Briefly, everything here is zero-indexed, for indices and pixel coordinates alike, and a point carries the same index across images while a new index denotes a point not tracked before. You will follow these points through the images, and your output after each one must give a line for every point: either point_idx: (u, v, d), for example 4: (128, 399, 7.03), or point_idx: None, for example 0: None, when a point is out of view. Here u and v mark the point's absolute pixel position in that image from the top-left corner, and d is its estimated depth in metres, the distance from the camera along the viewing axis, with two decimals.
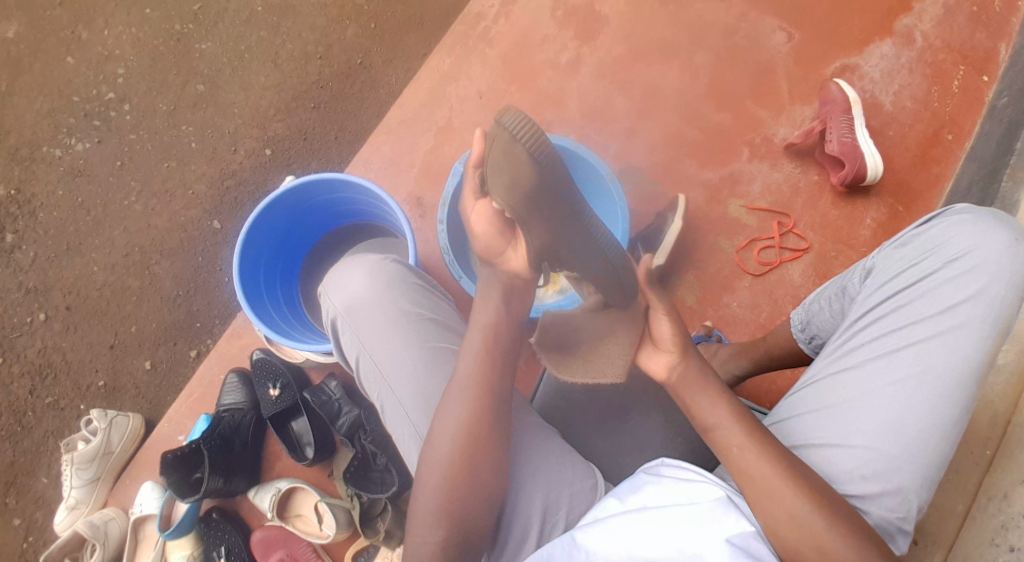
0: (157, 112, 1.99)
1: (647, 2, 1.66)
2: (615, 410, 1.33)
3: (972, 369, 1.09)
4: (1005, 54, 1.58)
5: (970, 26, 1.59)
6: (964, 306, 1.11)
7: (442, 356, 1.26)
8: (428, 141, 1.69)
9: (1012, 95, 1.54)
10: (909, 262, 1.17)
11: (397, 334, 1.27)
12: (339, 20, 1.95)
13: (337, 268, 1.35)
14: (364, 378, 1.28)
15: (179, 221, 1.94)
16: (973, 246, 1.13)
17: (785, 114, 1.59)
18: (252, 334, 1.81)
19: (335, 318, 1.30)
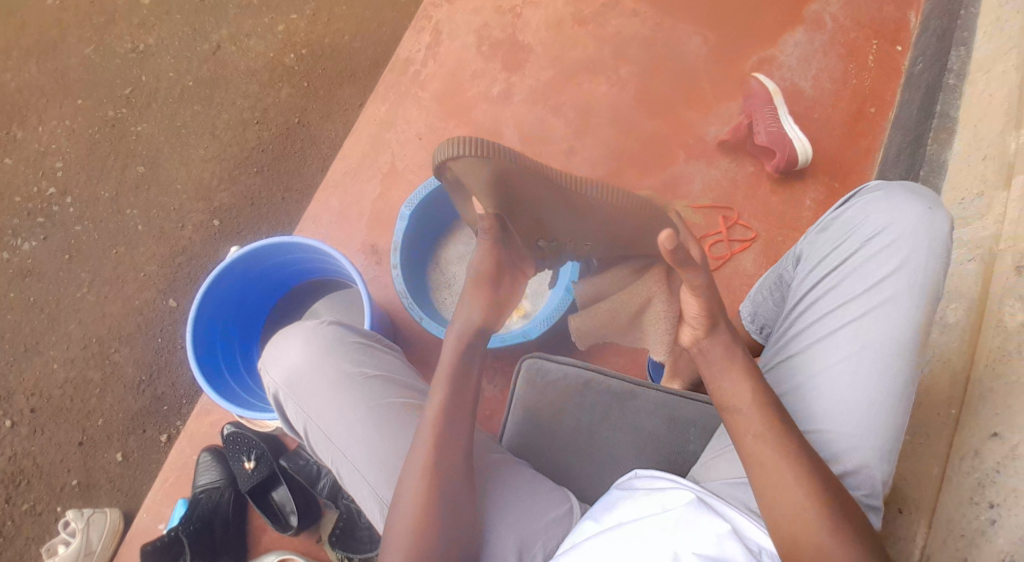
0: (100, 199, 1.98)
1: (566, 26, 1.71)
2: (585, 428, 1.34)
3: (907, 339, 1.15)
4: (914, 23, 1.65)
5: (876, 2, 1.67)
6: (889, 281, 1.17)
7: (388, 409, 1.30)
8: (375, 189, 1.71)
9: (925, 61, 1.59)
10: (834, 244, 1.24)
11: (339, 398, 1.31)
12: (272, 84, 1.97)
13: (275, 342, 1.40)
14: (316, 444, 1.32)
15: (134, 304, 1.92)
16: (887, 223, 1.20)
17: (713, 112, 1.64)
18: (220, 410, 1.78)
19: (278, 392, 1.35)
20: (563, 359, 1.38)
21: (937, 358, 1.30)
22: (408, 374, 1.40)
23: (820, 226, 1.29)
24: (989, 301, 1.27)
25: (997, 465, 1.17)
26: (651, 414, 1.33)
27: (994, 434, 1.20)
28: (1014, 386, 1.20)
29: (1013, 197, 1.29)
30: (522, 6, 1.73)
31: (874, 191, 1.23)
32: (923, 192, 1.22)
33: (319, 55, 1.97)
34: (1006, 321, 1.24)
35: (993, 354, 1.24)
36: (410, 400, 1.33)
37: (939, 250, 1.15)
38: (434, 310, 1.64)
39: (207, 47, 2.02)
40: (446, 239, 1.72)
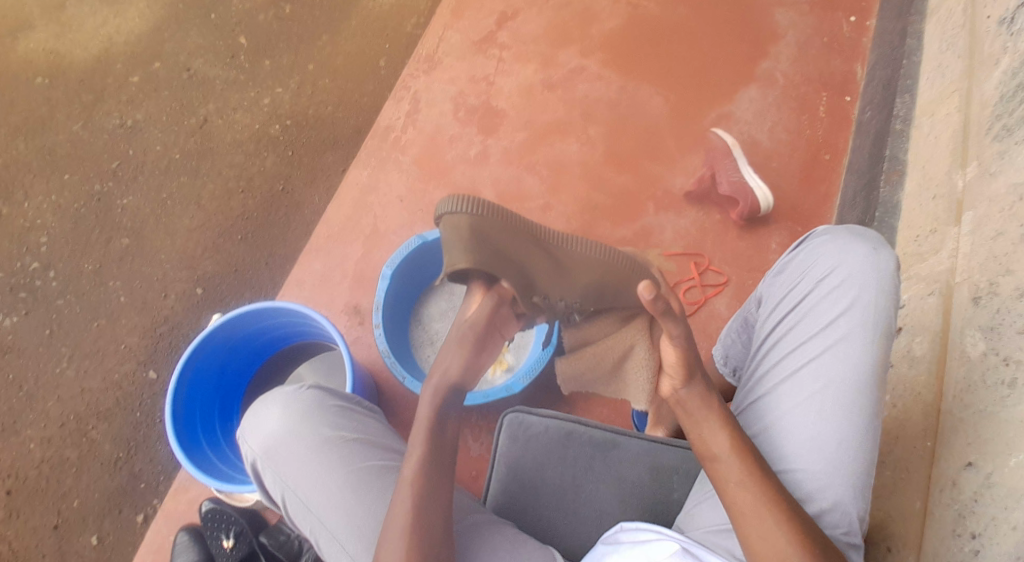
0: (83, 272, 2.00)
1: (537, 91, 1.81)
2: (568, 482, 1.35)
3: (865, 375, 1.20)
4: (860, 74, 1.79)
5: (822, 55, 1.81)
6: (842, 319, 1.22)
7: (366, 474, 1.30)
8: (357, 250, 1.76)
9: (873, 108, 1.71)
10: (790, 286, 1.30)
11: (316, 463, 1.31)
12: (257, 153, 2.04)
13: (254, 407, 1.41)
14: (295, 512, 1.32)
15: (113, 378, 1.91)
16: (835, 263, 1.25)
17: (679, 166, 1.73)
18: (200, 487, 1.76)
19: (255, 461, 1.35)
20: (545, 414, 1.39)
21: (909, 392, 1.34)
22: (387, 435, 1.41)
23: (777, 269, 1.34)
24: (949, 317, 1.32)
25: (975, 494, 1.18)
26: (634, 466, 1.35)
27: (970, 463, 1.20)
28: (982, 415, 1.21)
29: (963, 231, 1.35)
30: (495, 74, 1.84)
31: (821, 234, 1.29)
32: (867, 232, 1.28)
33: (303, 124, 2.05)
34: (969, 350, 1.26)
35: (958, 385, 1.26)
36: (388, 461, 1.34)
37: (885, 287, 1.20)
38: (416, 366, 1.67)
39: (193, 121, 2.10)
40: (433, 293, 1.76)
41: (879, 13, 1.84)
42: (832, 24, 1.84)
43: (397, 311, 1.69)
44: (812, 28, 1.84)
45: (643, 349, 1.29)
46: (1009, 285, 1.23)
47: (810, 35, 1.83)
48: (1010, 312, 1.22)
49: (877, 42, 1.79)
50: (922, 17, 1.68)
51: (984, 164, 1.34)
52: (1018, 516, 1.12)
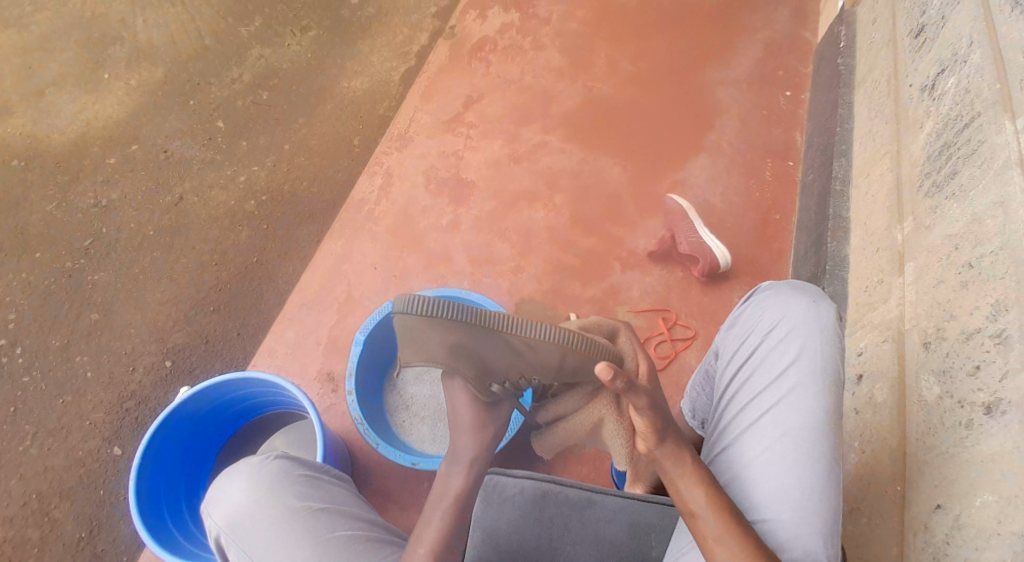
0: (50, 348, 1.98)
1: (504, 163, 1.91)
2: (546, 545, 1.36)
3: (819, 422, 1.26)
4: (800, 142, 1.94)
5: (764, 127, 1.96)
6: (792, 370, 1.29)
7: (335, 543, 1.31)
8: (332, 316, 1.79)
9: (813, 170, 1.85)
10: (741, 340, 1.37)
11: (283, 537, 1.31)
12: (230, 228, 2.09)
13: (219, 480, 1.40)
14: None
15: (78, 455, 1.87)
16: (781, 317, 1.33)
17: (639, 230, 1.83)
18: None
19: (219, 534, 1.35)
20: (521, 475, 1.40)
21: (875, 437, 1.41)
22: (356, 505, 1.42)
23: (729, 324, 1.42)
24: (904, 366, 1.40)
25: (946, 536, 1.23)
26: (611, 524, 1.36)
27: (938, 505, 1.25)
28: (944, 457, 1.27)
29: (906, 281, 1.45)
30: (463, 149, 1.94)
31: (766, 290, 1.37)
32: (807, 286, 1.36)
33: (278, 200, 2.12)
34: (925, 395, 1.33)
35: (918, 428, 1.33)
36: (357, 531, 1.35)
37: (828, 336, 1.28)
38: (389, 432, 1.69)
39: (168, 199, 2.15)
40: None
41: (811, 87, 2.01)
42: (771, 98, 2.00)
43: (371, 378, 1.72)
44: (753, 103, 1.99)
45: (612, 420, 1.33)
46: (955, 329, 1.31)
47: (752, 109, 1.98)
48: (958, 355, 1.29)
49: (813, 112, 1.94)
50: (851, 88, 1.82)
51: (919, 218, 1.46)
52: (988, 555, 1.16)
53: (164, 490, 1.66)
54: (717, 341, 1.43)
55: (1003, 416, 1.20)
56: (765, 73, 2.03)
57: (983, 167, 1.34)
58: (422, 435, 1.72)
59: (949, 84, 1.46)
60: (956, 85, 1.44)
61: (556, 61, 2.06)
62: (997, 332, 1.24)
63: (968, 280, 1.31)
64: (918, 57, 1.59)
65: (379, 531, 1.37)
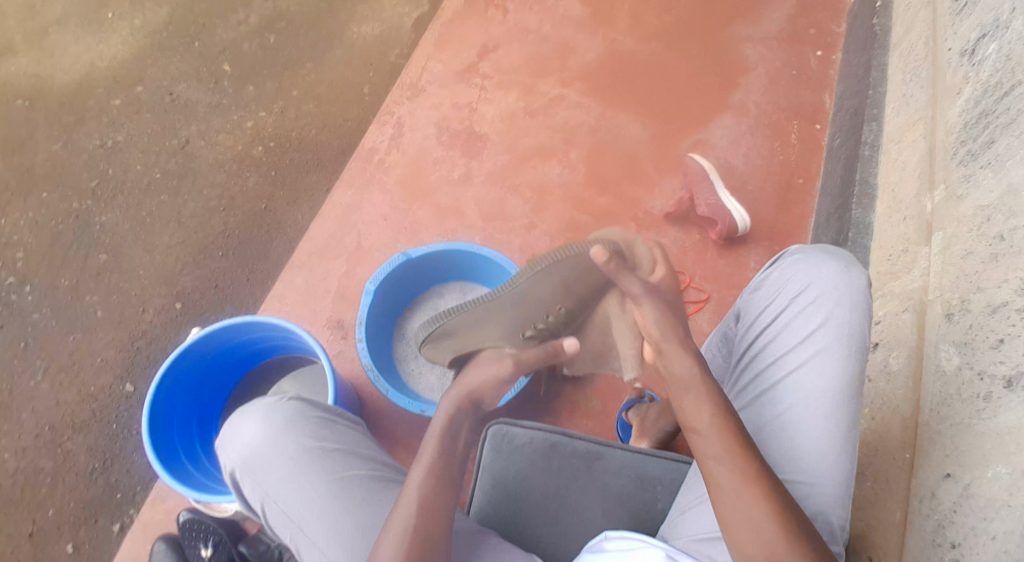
0: (60, 287, 1.97)
1: (519, 116, 1.86)
2: (553, 494, 1.36)
3: (843, 386, 1.24)
4: (829, 104, 1.88)
5: (791, 88, 1.90)
6: (818, 334, 1.27)
7: (345, 485, 1.31)
8: (342, 266, 1.77)
9: (840, 136, 1.80)
10: (766, 302, 1.35)
11: (297, 475, 1.32)
12: (238, 173, 2.06)
13: (235, 417, 1.40)
14: (274, 522, 1.33)
15: (90, 391, 1.88)
16: (811, 279, 1.30)
17: (657, 189, 1.79)
18: (176, 498, 1.72)
19: (235, 469, 1.35)
20: (530, 425, 1.40)
21: (888, 406, 1.40)
22: (370, 446, 1.42)
23: (754, 284, 1.39)
24: (925, 336, 1.38)
25: (954, 505, 1.22)
26: (620, 477, 1.36)
27: (947, 474, 1.25)
28: (958, 428, 1.26)
29: (932, 252, 1.42)
30: (478, 100, 1.89)
31: (797, 251, 1.34)
32: (838, 249, 1.33)
33: (286, 146, 2.08)
34: (944, 365, 1.32)
35: (935, 398, 1.31)
36: (371, 471, 1.35)
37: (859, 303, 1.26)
38: (399, 382, 1.68)
39: (175, 143, 2.11)
40: (421, 306, 1.78)
41: (843, 48, 1.93)
42: (800, 58, 1.93)
43: (381, 326, 1.69)
44: (781, 62, 1.92)
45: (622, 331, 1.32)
46: (980, 301, 1.29)
47: (779, 68, 1.92)
48: (982, 327, 1.27)
49: (844, 75, 1.88)
50: (885, 51, 1.76)
51: (950, 187, 1.42)
52: (996, 525, 1.16)
53: (176, 428, 1.67)
54: (740, 300, 1.41)
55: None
56: (795, 31, 1.96)
57: (1021, 137, 1.30)
58: (430, 385, 1.71)
59: (990, 50, 1.40)
60: (997, 51, 1.38)
61: (577, 11, 1.99)
62: None
63: (998, 252, 1.28)
64: (957, 21, 1.52)
65: (390, 472, 1.37)
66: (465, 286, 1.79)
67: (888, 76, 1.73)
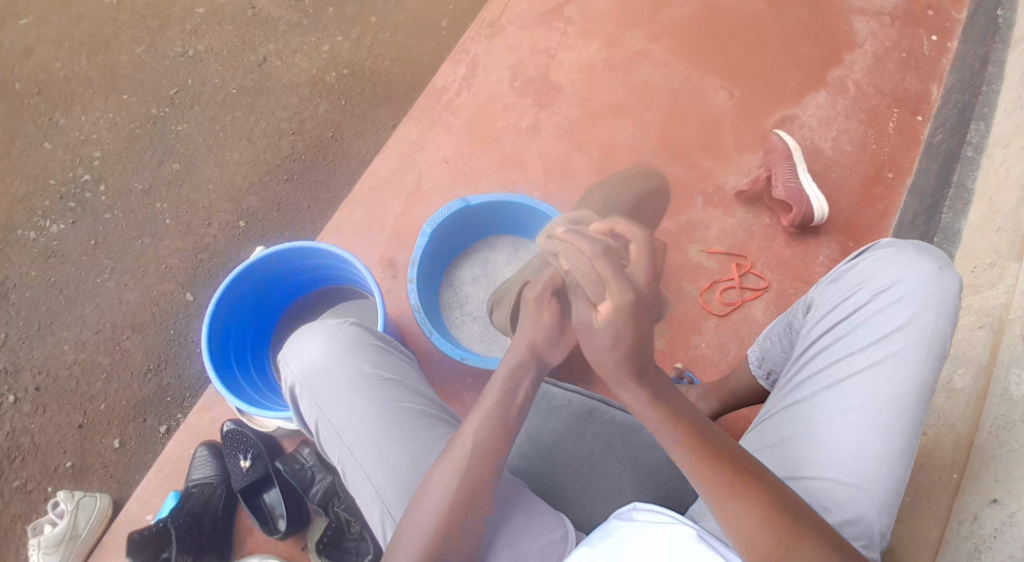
0: (132, 191, 2.01)
1: (597, 70, 1.78)
2: (586, 457, 1.33)
3: (914, 393, 1.17)
4: (936, 95, 1.73)
5: (897, 73, 1.75)
6: (896, 335, 1.19)
7: (400, 414, 1.28)
8: (399, 205, 1.75)
9: (941, 131, 1.67)
10: (843, 295, 1.27)
11: (352, 398, 1.29)
12: (311, 98, 2.04)
13: (297, 333, 1.38)
14: (325, 441, 1.31)
15: (152, 294, 1.93)
16: (898, 278, 1.22)
17: (733, 165, 1.70)
18: (224, 406, 1.76)
19: (293, 384, 1.34)
20: (570, 389, 1.37)
21: (941, 421, 1.31)
22: (425, 383, 1.39)
23: (831, 276, 1.31)
24: (997, 356, 1.28)
25: (995, 531, 1.16)
26: (655, 451, 1.32)
27: (994, 501, 1.18)
28: (1013, 455, 1.19)
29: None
30: (557, 48, 1.80)
31: (888, 246, 1.26)
32: (932, 248, 1.25)
33: (359, 76, 2.06)
34: (1012, 390, 1.24)
35: (997, 421, 1.23)
36: (424, 407, 1.32)
37: (948, 309, 1.17)
38: (443, 329, 1.66)
39: (253, 59, 2.09)
40: (470, 257, 1.75)
41: (962, 35, 1.77)
42: (912, 39, 1.77)
43: (433, 269, 1.67)
44: (892, 42, 1.77)
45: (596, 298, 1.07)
46: None
47: (888, 47, 1.77)
48: None
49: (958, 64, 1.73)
50: (1005, 46, 1.64)
51: None
52: None
53: (232, 339, 1.69)
54: (812, 290, 1.32)
55: None
56: (911, 11, 1.79)
57: None
58: (471, 335, 1.70)
59: None
60: None
61: None
62: None
63: None
64: None
65: (443, 410, 1.34)
66: (517, 241, 1.75)
67: (1005, 73, 1.61)
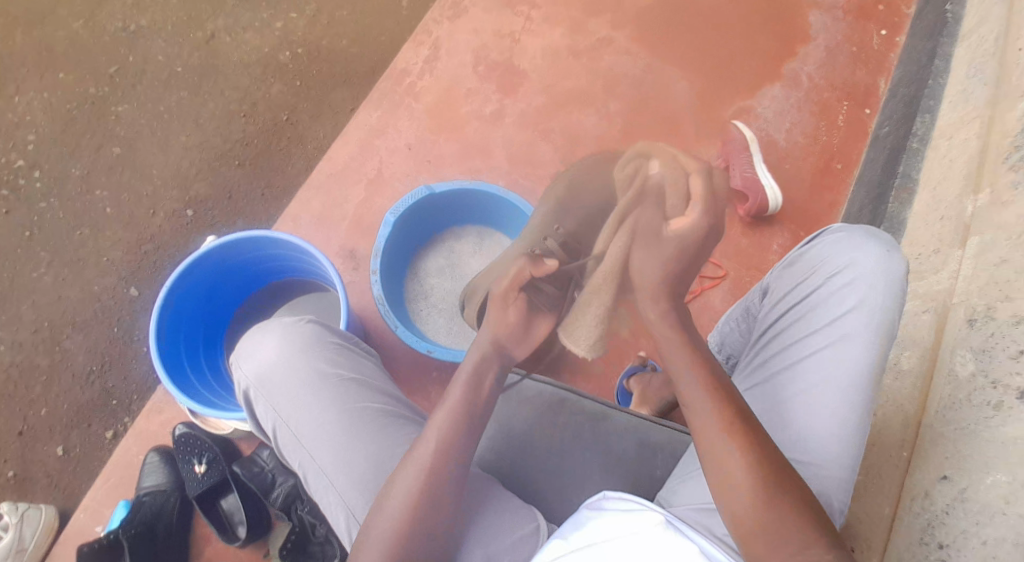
0: (70, 176, 1.94)
1: (562, 57, 1.79)
2: (556, 448, 1.35)
3: (864, 374, 1.21)
4: (883, 88, 1.80)
5: (849, 68, 1.81)
6: (847, 316, 1.24)
7: (359, 415, 1.27)
8: (360, 194, 1.73)
9: (889, 122, 1.73)
10: (797, 279, 1.31)
11: (311, 401, 1.28)
12: (264, 78, 2.00)
13: (252, 334, 1.36)
14: (283, 446, 1.29)
15: (93, 290, 1.87)
16: (848, 262, 1.27)
17: (694, 151, 1.74)
18: (175, 409, 1.72)
19: (248, 388, 1.31)
20: (542, 379, 1.39)
21: (891, 402, 1.38)
22: (385, 382, 1.38)
23: (786, 262, 1.36)
24: (942, 336, 1.35)
25: (947, 506, 1.22)
26: (622, 440, 1.35)
27: (944, 477, 1.24)
28: (962, 432, 1.25)
29: (967, 255, 1.38)
30: (520, 32, 1.80)
31: (837, 232, 1.30)
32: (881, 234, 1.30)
33: (315, 56, 2.01)
34: (957, 369, 1.29)
35: (944, 402, 1.29)
36: (385, 405, 1.31)
37: (895, 291, 1.22)
38: (407, 321, 1.65)
39: (201, 36, 2.03)
40: (435, 247, 1.75)
41: (909, 29, 1.83)
42: (862, 34, 1.83)
43: (395, 261, 1.66)
44: (841, 37, 1.82)
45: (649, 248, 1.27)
46: (1006, 311, 1.27)
47: (840, 41, 1.82)
48: (1004, 336, 1.25)
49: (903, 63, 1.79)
50: (953, 41, 1.68)
51: (997, 192, 1.39)
52: (988, 531, 1.16)
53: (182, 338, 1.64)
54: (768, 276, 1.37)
55: None
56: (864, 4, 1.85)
57: None
58: (436, 327, 1.70)
59: None
60: None
61: None
62: None
63: None
64: None
65: (405, 410, 1.33)
66: (482, 231, 1.76)
67: (951, 66, 1.66)
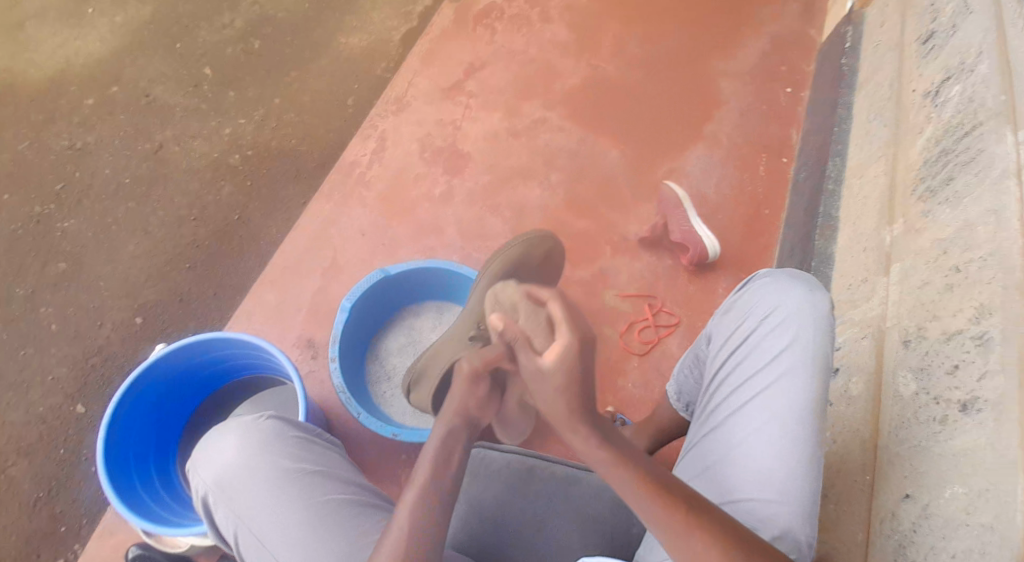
0: (14, 296, 1.92)
1: (503, 138, 1.92)
2: (531, 518, 1.35)
3: (809, 408, 1.24)
4: (795, 140, 1.97)
5: (762, 123, 1.99)
6: (783, 354, 1.28)
7: (324, 509, 1.23)
8: (316, 281, 1.77)
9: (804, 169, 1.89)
10: (734, 325, 1.36)
11: (272, 501, 1.23)
12: (214, 181, 2.05)
13: (206, 438, 1.32)
14: (247, 552, 1.24)
15: (38, 412, 1.80)
16: (777, 303, 1.32)
17: (633, 214, 1.85)
18: (127, 531, 1.64)
19: (206, 494, 1.27)
20: (508, 449, 1.41)
21: (848, 429, 1.44)
22: (350, 470, 1.34)
23: (723, 310, 1.41)
24: (881, 358, 1.43)
25: (914, 524, 1.23)
26: (597, 501, 1.36)
27: (907, 496, 1.27)
28: (915, 450, 1.28)
29: (891, 281, 1.49)
30: (462, 119, 1.94)
31: (763, 278, 1.37)
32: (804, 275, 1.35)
33: (263, 156, 2.09)
34: (902, 391, 1.35)
35: (894, 423, 1.34)
36: (351, 495, 1.27)
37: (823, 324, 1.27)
38: (370, 405, 1.65)
39: (149, 146, 2.09)
40: (394, 327, 1.78)
41: (811, 84, 2.04)
42: (770, 94, 2.02)
43: (354, 347, 1.68)
44: (753, 97, 2.02)
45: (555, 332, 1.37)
46: (936, 329, 1.33)
47: (752, 105, 2.00)
48: (938, 354, 1.30)
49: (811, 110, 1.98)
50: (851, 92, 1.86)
51: (909, 221, 1.49)
52: (954, 544, 1.16)
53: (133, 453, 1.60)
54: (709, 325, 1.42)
55: (977, 414, 1.20)
56: (767, 71, 2.06)
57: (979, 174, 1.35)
58: (400, 410, 1.71)
59: (954, 91, 1.49)
60: (960, 93, 1.47)
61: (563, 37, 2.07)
62: (979, 333, 1.23)
63: (953, 283, 1.33)
64: (925, 61, 1.62)
65: (372, 497, 1.29)
66: (440, 305, 1.80)
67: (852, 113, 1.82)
